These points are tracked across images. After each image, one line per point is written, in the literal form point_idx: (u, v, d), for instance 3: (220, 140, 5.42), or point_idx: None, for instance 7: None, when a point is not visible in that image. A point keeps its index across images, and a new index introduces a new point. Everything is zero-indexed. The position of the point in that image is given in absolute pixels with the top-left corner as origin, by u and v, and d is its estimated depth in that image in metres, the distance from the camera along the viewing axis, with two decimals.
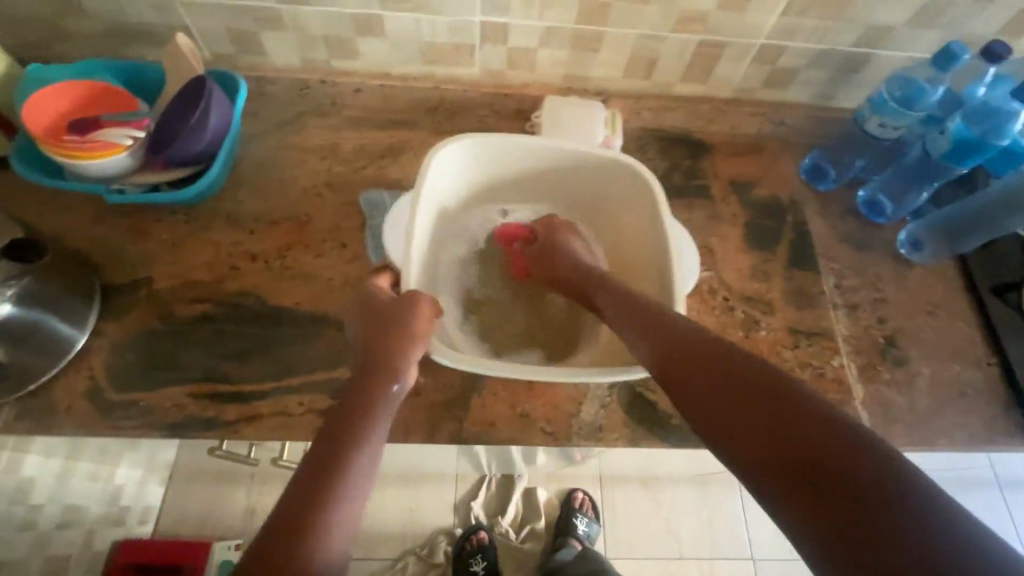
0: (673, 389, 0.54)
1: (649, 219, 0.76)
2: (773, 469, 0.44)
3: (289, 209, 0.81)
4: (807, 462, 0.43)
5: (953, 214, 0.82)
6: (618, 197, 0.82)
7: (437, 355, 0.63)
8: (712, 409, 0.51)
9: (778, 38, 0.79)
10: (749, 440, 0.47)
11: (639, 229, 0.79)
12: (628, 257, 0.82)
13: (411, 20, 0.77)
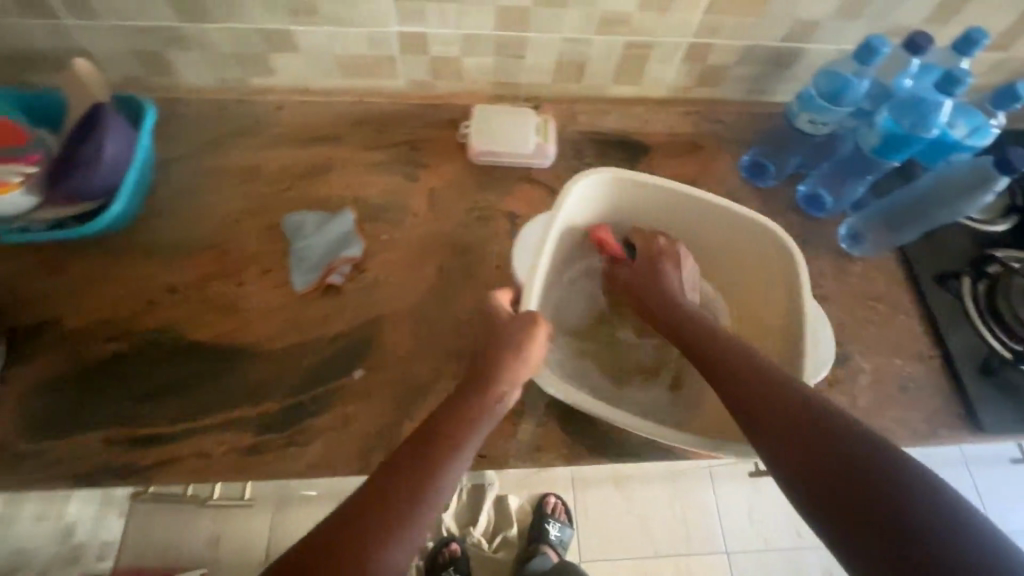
0: (729, 389, 0.60)
1: (785, 285, 0.75)
2: (799, 464, 0.50)
3: (210, 236, 0.78)
4: (832, 458, 0.48)
5: (892, 206, 0.82)
6: (745, 256, 0.80)
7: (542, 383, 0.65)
8: (765, 407, 0.56)
9: (705, 36, 0.78)
10: (788, 436, 0.52)
11: (771, 292, 0.78)
12: (757, 321, 0.80)
13: (324, 34, 0.74)
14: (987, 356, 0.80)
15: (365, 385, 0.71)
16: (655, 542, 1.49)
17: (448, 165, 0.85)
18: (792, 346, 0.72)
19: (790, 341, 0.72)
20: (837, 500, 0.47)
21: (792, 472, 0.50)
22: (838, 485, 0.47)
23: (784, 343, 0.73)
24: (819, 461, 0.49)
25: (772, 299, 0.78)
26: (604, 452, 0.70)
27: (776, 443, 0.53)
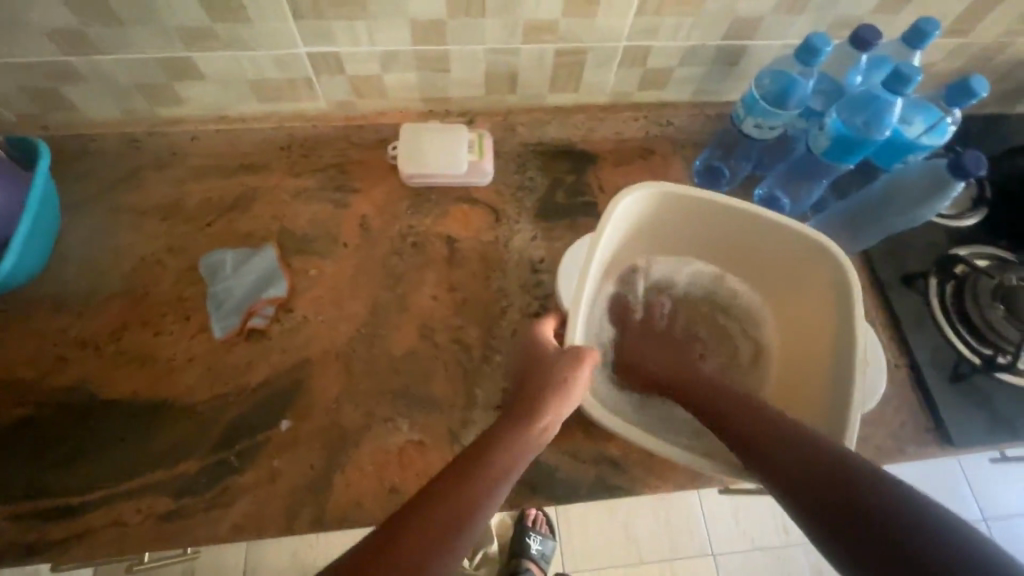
0: (722, 421, 0.55)
1: (831, 313, 0.60)
2: (804, 484, 0.46)
3: (124, 282, 0.73)
4: (841, 477, 0.44)
5: (849, 210, 0.76)
6: (784, 273, 0.66)
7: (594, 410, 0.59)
8: (769, 429, 0.51)
9: (641, 39, 0.72)
10: (796, 455, 0.48)
11: (813, 320, 0.63)
12: (796, 358, 0.65)
13: (227, 58, 0.69)
14: (955, 362, 0.76)
15: (293, 436, 0.66)
16: (639, 546, 1.45)
17: (380, 189, 0.80)
18: (842, 399, 0.55)
19: (835, 391, 0.57)
20: (842, 523, 0.42)
21: (795, 493, 0.46)
22: (846, 506, 0.43)
23: (828, 401, 0.58)
24: (824, 481, 0.45)
25: (822, 331, 0.62)
26: (551, 493, 0.65)
27: (779, 467, 0.48)
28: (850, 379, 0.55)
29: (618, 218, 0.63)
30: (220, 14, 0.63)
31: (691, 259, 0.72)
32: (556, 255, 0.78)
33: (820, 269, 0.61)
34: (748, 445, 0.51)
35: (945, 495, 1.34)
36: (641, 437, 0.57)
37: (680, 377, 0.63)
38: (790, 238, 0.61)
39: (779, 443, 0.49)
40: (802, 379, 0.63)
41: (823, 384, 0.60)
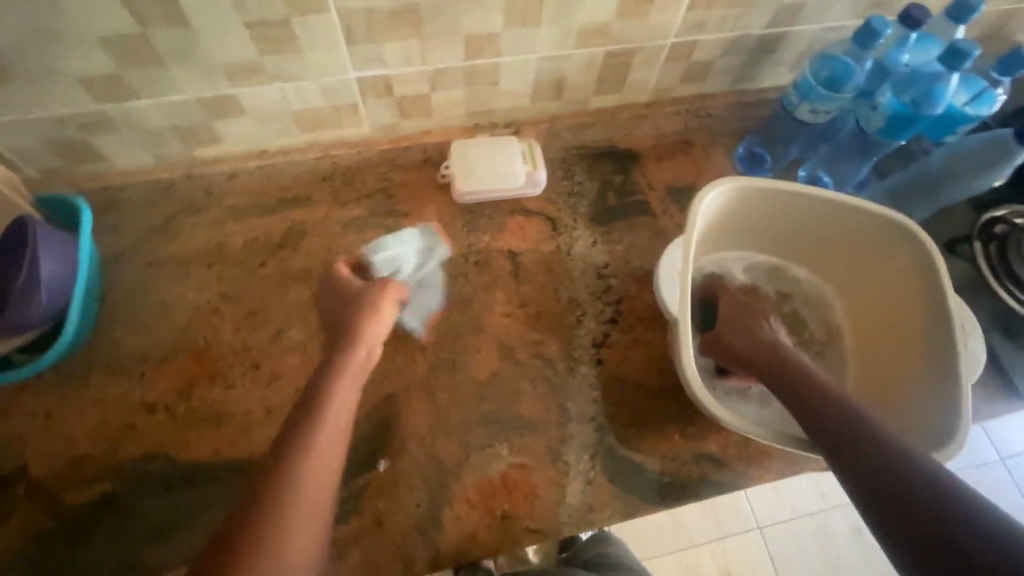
0: (794, 401, 0.54)
1: (916, 290, 0.61)
2: (854, 467, 0.46)
3: (182, 336, 0.69)
4: (894, 471, 0.44)
5: (899, 184, 0.79)
6: (858, 256, 0.67)
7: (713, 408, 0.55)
8: (831, 413, 0.51)
9: (688, 34, 0.72)
10: (855, 440, 0.48)
11: (894, 300, 0.65)
12: (879, 338, 0.67)
13: (272, 91, 0.65)
14: (1006, 316, 0.80)
15: (392, 476, 0.64)
16: (687, 529, 1.42)
17: (432, 210, 0.78)
18: (944, 372, 0.57)
19: (935, 366, 0.58)
20: (885, 510, 0.43)
21: (850, 475, 0.47)
22: (894, 497, 0.43)
23: (927, 375, 0.59)
24: (875, 468, 0.45)
25: (906, 310, 0.63)
26: (658, 499, 0.65)
27: (837, 449, 0.49)
28: (952, 358, 0.57)
29: (703, 211, 0.63)
30: (268, 46, 0.59)
31: (761, 254, 0.73)
32: (619, 257, 0.78)
33: (900, 253, 0.63)
34: (811, 422, 0.52)
35: None
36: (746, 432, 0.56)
37: (771, 352, 0.59)
38: (867, 220, 0.63)
39: (844, 426, 0.49)
40: (889, 369, 0.64)
41: (917, 368, 0.60)
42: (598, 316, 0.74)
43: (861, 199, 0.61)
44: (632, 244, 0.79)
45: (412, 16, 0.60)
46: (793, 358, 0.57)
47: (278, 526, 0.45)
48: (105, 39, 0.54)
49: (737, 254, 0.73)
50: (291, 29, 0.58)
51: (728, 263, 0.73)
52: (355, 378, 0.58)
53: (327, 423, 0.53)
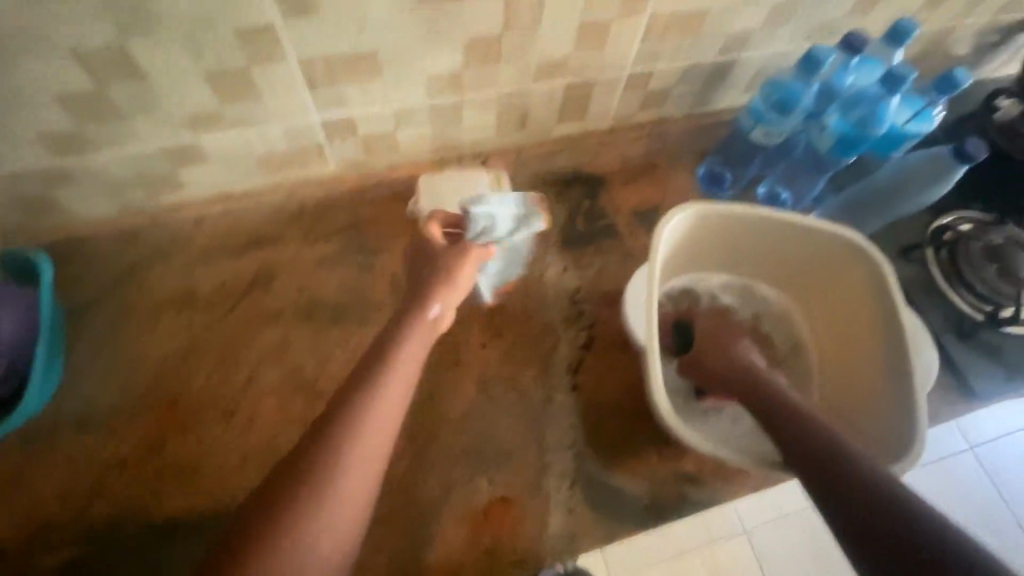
0: (770, 421, 0.55)
1: (871, 303, 0.64)
2: (831, 481, 0.47)
3: (152, 387, 0.67)
4: (869, 485, 0.45)
5: (852, 198, 0.82)
6: (814, 272, 0.70)
7: (684, 434, 0.57)
8: (803, 429, 0.52)
9: (645, 64, 0.74)
10: (830, 454, 0.49)
11: (850, 313, 0.68)
12: (840, 351, 0.70)
13: (235, 136, 0.65)
14: (959, 318, 0.83)
15: (374, 517, 0.64)
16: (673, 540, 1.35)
17: (403, 244, 0.78)
18: (899, 384, 0.60)
19: (890, 377, 0.61)
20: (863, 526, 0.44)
21: (825, 490, 0.47)
22: (871, 513, 0.44)
23: (885, 386, 0.62)
24: (852, 482, 0.46)
25: (862, 323, 0.66)
26: (640, 522, 0.66)
27: (810, 463, 0.50)
28: (907, 375, 0.59)
29: (666, 239, 0.65)
30: (230, 95, 0.59)
31: (727, 273, 0.76)
32: (590, 282, 0.79)
33: (856, 272, 0.66)
34: (784, 438, 0.53)
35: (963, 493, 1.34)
36: (719, 451, 0.56)
37: (741, 370, 0.60)
38: (822, 238, 0.65)
39: (818, 441, 0.51)
40: (850, 385, 0.67)
41: (875, 385, 0.63)
42: (572, 342, 0.75)
43: (815, 219, 0.64)
44: (602, 267, 0.81)
45: (373, 60, 0.61)
46: (764, 377, 0.58)
47: (319, 500, 0.46)
48: (60, 96, 0.54)
49: (702, 274, 0.76)
50: (252, 77, 0.58)
51: (696, 282, 0.76)
52: (414, 350, 0.56)
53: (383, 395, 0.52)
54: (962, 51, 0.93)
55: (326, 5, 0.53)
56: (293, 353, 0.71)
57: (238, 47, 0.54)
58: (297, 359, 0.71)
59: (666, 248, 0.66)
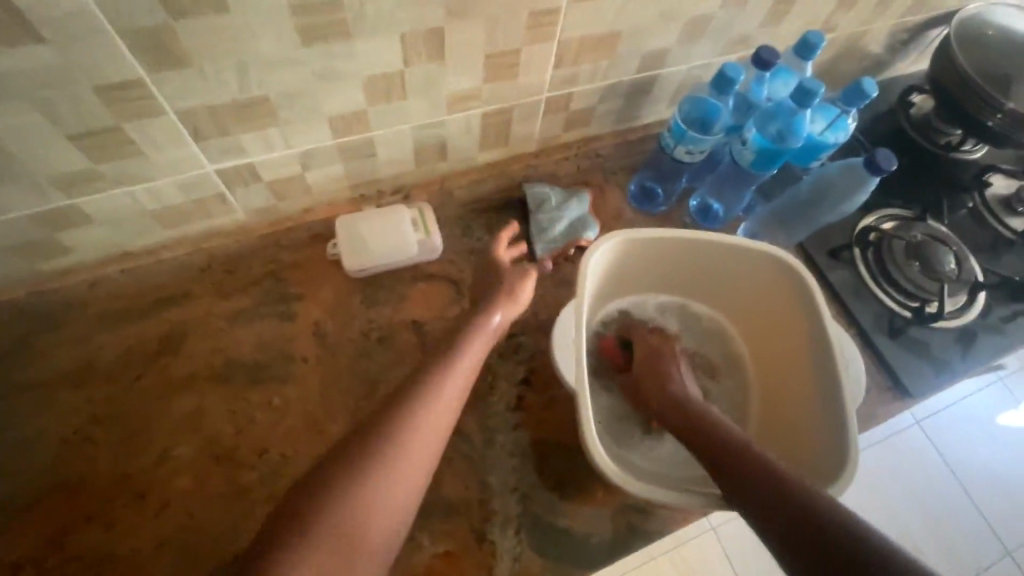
0: (701, 448, 0.54)
1: (798, 317, 0.64)
2: (767, 508, 0.45)
3: (52, 476, 0.62)
4: (799, 500, 0.43)
5: (779, 209, 0.83)
6: (742, 288, 0.70)
7: (618, 478, 0.55)
8: (737, 456, 0.50)
9: (562, 87, 0.72)
10: (764, 480, 0.46)
11: (779, 326, 0.68)
12: (774, 366, 0.70)
13: (119, 195, 0.59)
14: (890, 317, 0.84)
15: None
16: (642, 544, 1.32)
17: (327, 290, 0.74)
18: (829, 398, 0.60)
19: (820, 392, 0.61)
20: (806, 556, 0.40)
21: (762, 520, 0.44)
22: (811, 539, 0.41)
23: (817, 400, 0.61)
24: (789, 508, 0.43)
25: (791, 337, 0.66)
26: (590, 562, 0.64)
27: (745, 492, 0.47)
28: (837, 391, 0.59)
29: (592, 270, 0.64)
30: (103, 154, 0.54)
31: (662, 294, 0.76)
32: (527, 312, 0.77)
33: (784, 287, 0.65)
34: (719, 468, 0.50)
35: (911, 467, 1.41)
36: (657, 493, 0.55)
37: (672, 401, 0.60)
38: (746, 254, 0.65)
39: (752, 466, 0.48)
40: (787, 403, 0.66)
41: (810, 403, 0.62)
42: (510, 378, 0.73)
43: (736, 238, 0.63)
44: (539, 296, 0.78)
45: (265, 106, 0.56)
46: (700, 408, 0.57)
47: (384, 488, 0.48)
48: None
49: (637, 296, 0.76)
50: (126, 134, 0.53)
51: (632, 305, 0.76)
52: (470, 370, 0.58)
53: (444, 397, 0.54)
54: (875, 51, 0.95)
55: (197, 56, 0.48)
56: (210, 423, 0.66)
57: (100, 105, 0.49)
58: (215, 428, 0.65)
59: (592, 278, 0.64)
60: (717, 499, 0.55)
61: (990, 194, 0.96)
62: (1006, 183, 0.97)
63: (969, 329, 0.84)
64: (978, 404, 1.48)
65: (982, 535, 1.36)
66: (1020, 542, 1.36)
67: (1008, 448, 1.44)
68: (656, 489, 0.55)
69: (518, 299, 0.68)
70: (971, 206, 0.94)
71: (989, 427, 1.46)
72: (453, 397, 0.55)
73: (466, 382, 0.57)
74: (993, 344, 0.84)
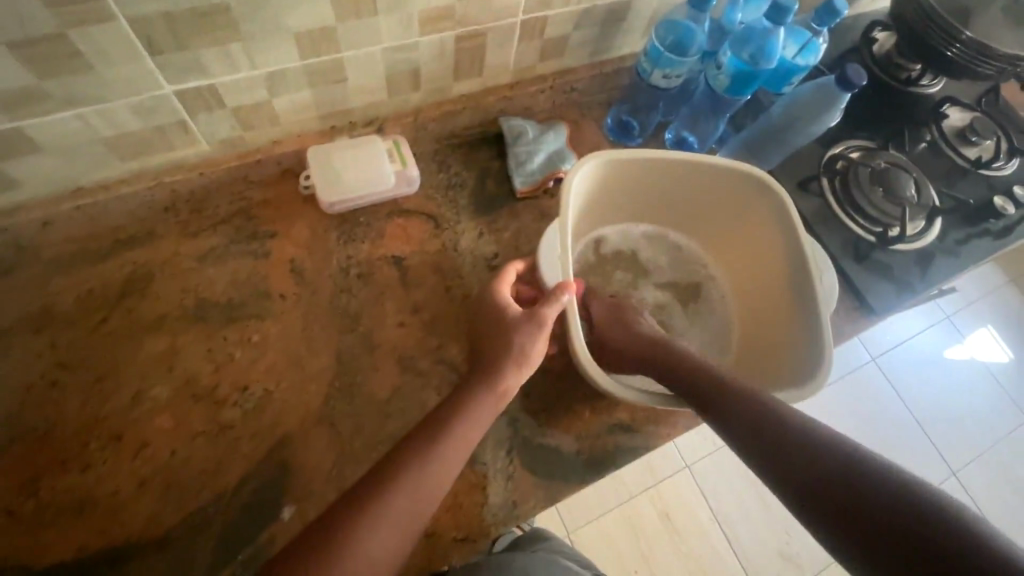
0: (694, 385, 0.56)
1: (776, 231, 0.67)
2: (786, 467, 0.43)
3: (17, 422, 0.59)
4: (803, 429, 0.45)
5: (751, 138, 0.84)
6: (720, 209, 0.72)
7: (609, 386, 0.57)
8: (761, 401, 0.50)
9: (537, 10, 0.70)
10: (781, 438, 0.45)
11: (756, 245, 0.70)
12: (750, 283, 0.72)
13: (68, 119, 0.55)
14: (856, 243, 0.87)
15: (300, 523, 0.58)
16: (624, 484, 1.36)
17: (301, 227, 0.72)
18: (805, 305, 0.63)
19: (798, 299, 0.64)
20: (821, 494, 0.40)
21: (781, 457, 0.44)
22: (811, 472, 0.42)
23: (792, 307, 0.65)
24: (808, 462, 0.42)
25: (769, 253, 0.69)
26: (579, 477, 0.65)
27: (765, 431, 0.47)
28: (812, 295, 0.62)
29: (575, 187, 0.64)
30: (49, 67, 0.50)
31: (643, 223, 0.77)
32: (507, 244, 0.76)
33: (762, 205, 0.68)
34: (726, 418, 0.50)
35: (866, 398, 1.50)
36: (641, 396, 0.58)
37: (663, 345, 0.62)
38: (725, 172, 0.67)
39: (770, 422, 0.47)
40: (765, 319, 0.69)
41: (787, 313, 0.65)
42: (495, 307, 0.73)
43: (715, 156, 0.65)
44: (518, 230, 0.77)
45: (225, 16, 0.53)
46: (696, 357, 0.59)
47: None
48: None
49: (616, 223, 0.77)
50: (72, 44, 0.49)
51: (614, 234, 0.77)
52: (443, 475, 0.51)
53: (419, 486, 0.50)
54: None
55: None
56: (185, 361, 0.64)
57: (40, 9, 0.45)
58: (191, 367, 0.63)
59: (575, 196, 0.65)
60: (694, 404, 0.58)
61: (947, 126, 0.99)
62: (962, 114, 1.01)
63: (927, 252, 0.89)
64: (927, 339, 1.58)
65: (930, 458, 1.46)
66: (965, 463, 1.46)
67: (954, 378, 1.54)
68: (640, 393, 0.58)
69: (528, 367, 0.57)
70: (930, 138, 0.98)
71: (936, 360, 1.56)
72: (409, 519, 0.49)
73: (419, 504, 0.49)
74: (948, 265, 0.88)
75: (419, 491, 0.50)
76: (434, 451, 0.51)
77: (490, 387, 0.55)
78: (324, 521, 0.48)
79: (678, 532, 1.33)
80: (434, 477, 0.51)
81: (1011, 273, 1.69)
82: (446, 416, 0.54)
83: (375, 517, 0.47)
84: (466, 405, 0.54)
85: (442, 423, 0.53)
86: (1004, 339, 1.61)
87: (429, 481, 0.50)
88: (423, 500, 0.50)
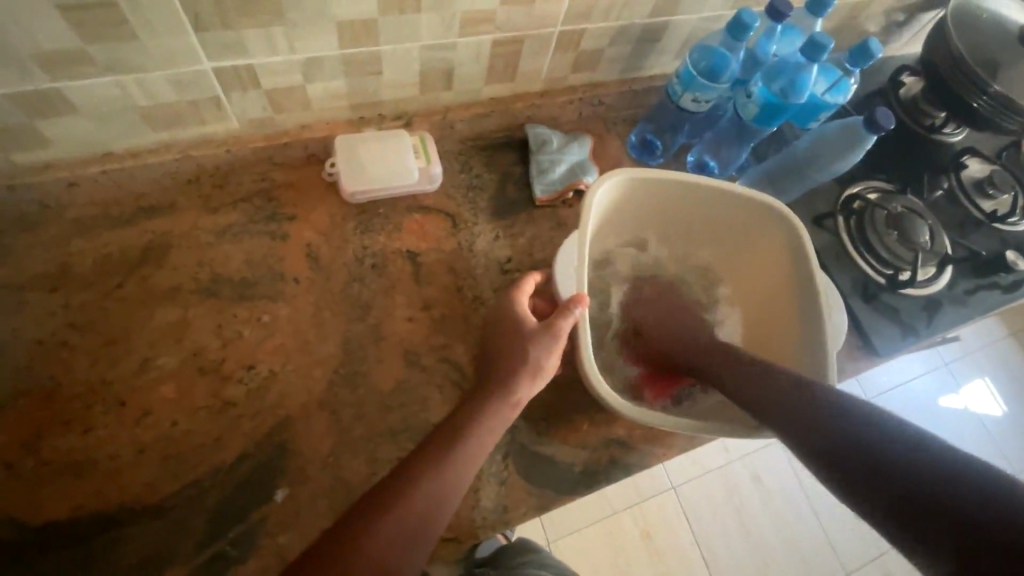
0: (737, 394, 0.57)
1: (791, 263, 0.68)
2: (825, 453, 0.44)
3: (24, 378, 0.59)
4: (839, 421, 0.45)
5: (772, 169, 0.85)
6: (738, 236, 0.73)
7: (618, 407, 0.58)
8: (788, 403, 0.50)
9: (574, 23, 0.71)
10: (821, 427, 0.45)
11: (770, 275, 0.71)
12: (759, 311, 0.73)
13: (107, 85, 0.56)
14: (866, 283, 0.88)
15: (293, 507, 0.58)
16: (608, 499, 1.36)
17: (321, 212, 0.72)
18: (811, 339, 0.63)
19: (805, 333, 0.64)
20: (862, 479, 0.40)
21: (817, 453, 0.44)
22: (849, 457, 0.42)
23: (798, 340, 0.65)
24: (846, 449, 0.42)
25: (781, 284, 0.69)
26: (572, 488, 0.66)
27: (799, 431, 0.47)
28: (820, 331, 0.62)
29: (597, 203, 0.65)
30: (97, 32, 0.50)
31: (659, 244, 0.78)
32: (522, 250, 0.76)
33: (780, 236, 0.68)
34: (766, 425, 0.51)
35: None
36: (645, 416, 0.58)
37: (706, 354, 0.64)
38: (745, 202, 0.68)
39: (807, 428, 0.47)
40: (773, 347, 0.69)
41: (794, 344, 0.65)
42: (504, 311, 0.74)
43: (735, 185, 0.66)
44: (534, 236, 0.78)
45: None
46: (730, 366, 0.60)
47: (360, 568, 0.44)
48: None
49: (633, 241, 0.77)
50: (122, 13, 0.50)
51: (629, 252, 0.77)
52: (458, 479, 0.52)
53: (439, 488, 0.50)
54: (869, 26, 0.99)
55: None
56: (195, 334, 0.64)
57: None
58: (199, 340, 0.64)
59: (596, 212, 0.67)
60: (696, 426, 0.58)
61: (965, 176, 1.00)
62: (981, 166, 1.01)
63: (935, 299, 0.89)
64: (923, 384, 1.58)
65: None
66: None
67: (946, 426, 1.55)
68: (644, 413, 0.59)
69: (542, 378, 0.58)
70: (947, 186, 0.98)
71: (930, 406, 1.56)
72: (424, 520, 0.49)
73: (439, 505, 0.50)
74: (955, 314, 0.89)
75: (438, 490, 0.50)
76: (454, 455, 0.52)
77: (503, 393, 0.56)
78: (349, 517, 0.48)
79: (658, 552, 1.33)
80: (459, 477, 0.52)
81: (1011, 327, 1.70)
82: (463, 420, 0.54)
83: (403, 515, 0.48)
84: (479, 411, 0.55)
85: (460, 426, 0.54)
86: (999, 392, 1.61)
87: (453, 482, 0.51)
88: (445, 499, 0.51)
